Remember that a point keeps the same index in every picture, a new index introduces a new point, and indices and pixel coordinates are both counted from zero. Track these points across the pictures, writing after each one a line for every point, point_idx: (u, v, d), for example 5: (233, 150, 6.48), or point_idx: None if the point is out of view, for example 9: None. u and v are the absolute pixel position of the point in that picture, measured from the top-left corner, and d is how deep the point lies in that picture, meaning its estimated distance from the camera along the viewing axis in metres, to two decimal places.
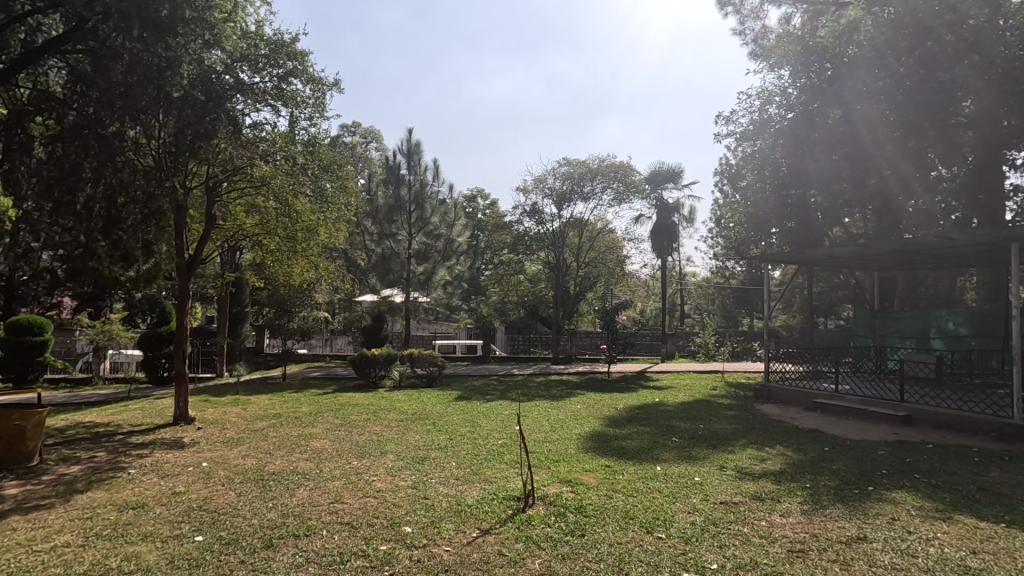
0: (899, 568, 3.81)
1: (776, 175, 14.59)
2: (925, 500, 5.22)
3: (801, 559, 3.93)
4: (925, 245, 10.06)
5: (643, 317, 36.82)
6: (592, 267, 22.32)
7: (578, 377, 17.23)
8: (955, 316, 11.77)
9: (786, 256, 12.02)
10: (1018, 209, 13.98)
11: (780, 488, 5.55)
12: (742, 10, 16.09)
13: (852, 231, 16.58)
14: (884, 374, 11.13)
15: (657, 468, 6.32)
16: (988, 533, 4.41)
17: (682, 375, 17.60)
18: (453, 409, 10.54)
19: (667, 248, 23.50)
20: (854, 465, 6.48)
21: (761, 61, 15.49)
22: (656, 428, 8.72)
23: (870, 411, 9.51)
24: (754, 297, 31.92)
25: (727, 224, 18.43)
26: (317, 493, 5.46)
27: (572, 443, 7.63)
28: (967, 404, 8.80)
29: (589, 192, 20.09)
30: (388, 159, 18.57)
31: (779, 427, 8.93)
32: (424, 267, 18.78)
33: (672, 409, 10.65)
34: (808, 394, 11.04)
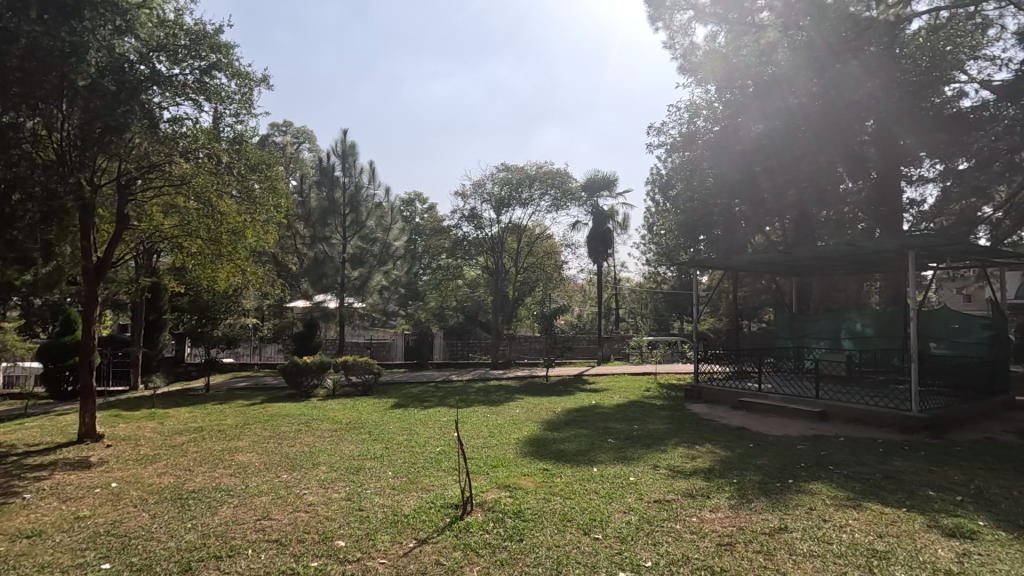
0: (816, 555, 4.04)
1: (704, 185, 15.44)
2: (838, 490, 5.59)
3: (729, 552, 4.09)
4: (835, 252, 10.81)
5: (580, 322, 37.75)
6: (529, 272, 22.55)
7: (517, 382, 17.32)
8: (863, 318, 12.72)
9: (713, 261, 12.62)
10: (914, 219, 15.41)
11: (709, 485, 5.78)
12: (671, 26, 16.78)
13: (774, 238, 17.78)
14: (802, 373, 11.88)
15: (594, 469, 6.41)
16: (891, 517, 4.79)
17: (617, 377, 18.30)
18: (390, 417, 10.27)
19: (602, 254, 24.10)
20: (776, 460, 6.86)
21: (690, 75, 16.21)
22: (594, 431, 8.86)
23: (790, 407, 10.12)
24: (684, 301, 33.40)
25: (660, 230, 19.32)
26: (242, 510, 5.14)
27: (511, 449, 7.61)
28: (873, 399, 9.57)
29: (527, 198, 20.31)
30: (321, 161, 18.00)
31: (708, 425, 9.34)
32: (358, 272, 18.08)
33: (609, 411, 10.88)
34: (735, 392, 11.59)
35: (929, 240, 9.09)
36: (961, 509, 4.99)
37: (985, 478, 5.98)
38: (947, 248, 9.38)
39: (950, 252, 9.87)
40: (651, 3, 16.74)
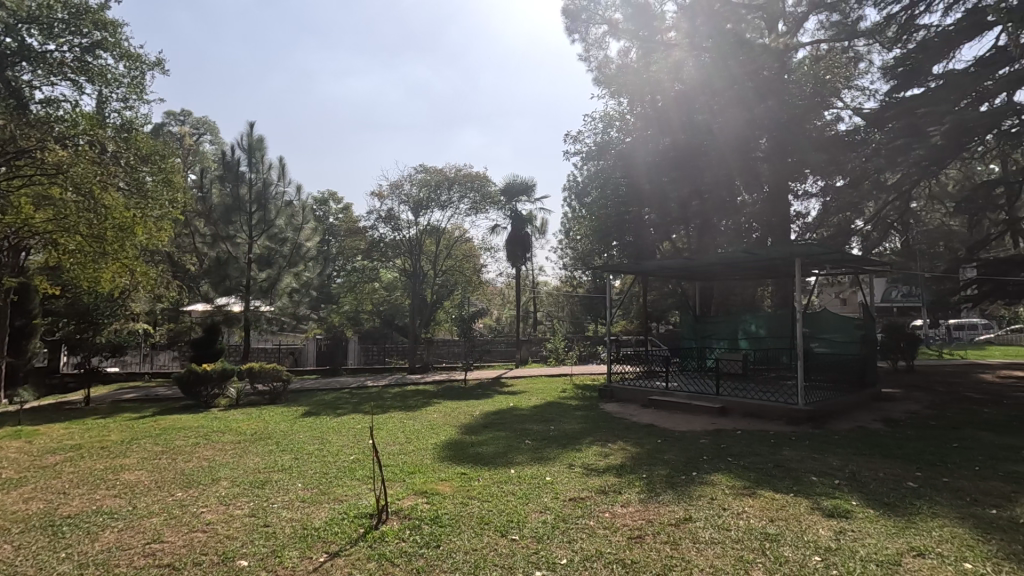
0: (717, 541, 4.31)
1: (617, 194, 16.07)
2: (736, 480, 6.00)
3: (639, 544, 4.27)
4: (733, 259, 11.59)
5: (498, 325, 38.08)
6: (448, 275, 22.38)
7: (434, 386, 17.13)
8: (757, 320, 13.80)
9: (625, 266, 13.14)
10: (800, 230, 16.98)
11: (621, 481, 6.00)
12: (586, 39, 17.40)
13: (679, 245, 18.90)
14: (704, 372, 12.68)
15: (511, 471, 6.47)
16: (782, 502, 5.21)
17: (535, 378, 18.63)
18: (300, 426, 9.77)
19: (521, 258, 24.44)
20: (681, 454, 7.27)
21: (604, 87, 16.83)
22: (511, 432, 8.95)
23: (694, 404, 10.76)
24: (598, 304, 34.68)
25: (575, 235, 19.99)
26: (128, 534, 4.66)
27: (428, 454, 7.50)
28: (766, 395, 10.42)
29: (445, 201, 20.18)
30: (225, 154, 16.85)
31: (621, 423, 9.74)
32: (266, 273, 17.10)
33: (527, 413, 11.04)
34: (645, 391, 12.14)
35: (812, 249, 10.04)
36: (839, 491, 5.53)
37: (858, 462, 6.67)
38: (828, 256, 10.41)
39: (829, 260, 10.97)
40: (567, 15, 17.26)
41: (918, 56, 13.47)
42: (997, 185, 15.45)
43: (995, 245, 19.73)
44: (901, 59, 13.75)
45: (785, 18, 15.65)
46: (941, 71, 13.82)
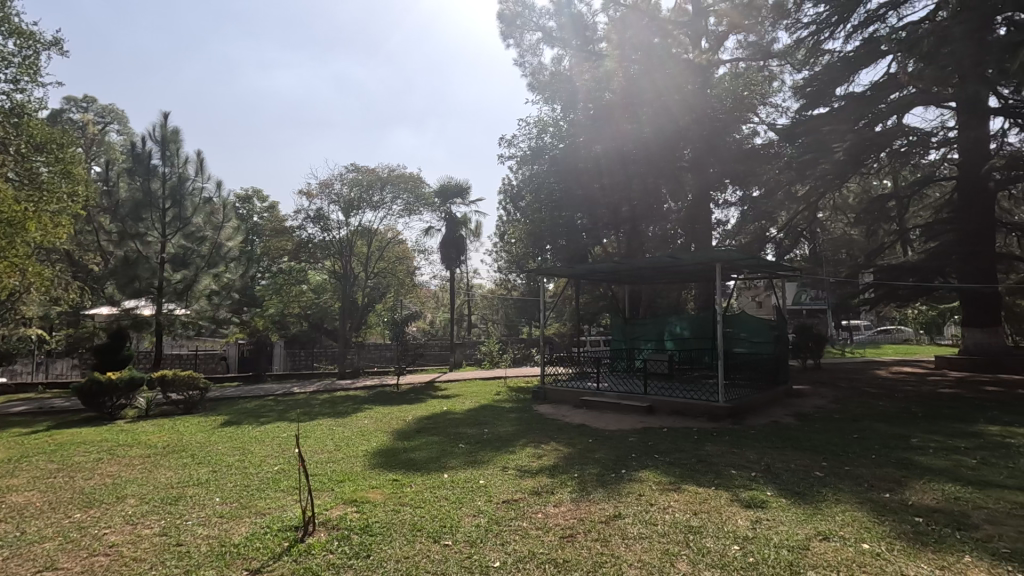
0: (644, 536, 4.45)
1: (550, 198, 16.27)
2: (662, 476, 6.24)
3: (570, 543, 4.34)
4: (659, 263, 12.06)
5: (432, 328, 37.69)
6: (380, 277, 21.88)
7: (365, 391, 16.67)
8: (681, 322, 14.43)
9: (557, 269, 13.34)
10: (720, 237, 17.93)
11: (553, 481, 6.08)
12: (521, 45, 17.61)
13: (610, 250, 19.46)
14: (633, 372, 13.10)
15: (444, 475, 6.40)
16: (704, 496, 5.46)
17: (468, 382, 18.54)
18: (219, 437, 9.20)
19: (455, 261, 24.28)
20: (611, 452, 7.46)
21: (537, 93, 17.07)
22: (445, 437, 8.85)
23: (623, 404, 11.08)
24: (532, 307, 35.11)
25: (510, 238, 20.11)
26: (14, 564, 4.18)
27: (358, 461, 7.27)
28: (690, 393, 10.91)
29: (378, 201, 19.72)
30: (134, 146, 15.63)
31: (554, 424, 9.87)
32: (181, 274, 16.03)
33: (460, 417, 10.96)
34: (577, 392, 12.40)
35: (732, 254, 10.64)
36: (755, 483, 5.87)
37: (772, 455, 7.13)
38: (745, 261, 11.07)
39: (746, 265, 11.68)
40: (502, 20, 17.40)
41: (823, 77, 14.67)
42: (889, 199, 17.06)
43: (888, 253, 21.76)
44: (809, 80, 14.94)
45: (707, 36, 16.56)
46: (843, 93, 15.12)
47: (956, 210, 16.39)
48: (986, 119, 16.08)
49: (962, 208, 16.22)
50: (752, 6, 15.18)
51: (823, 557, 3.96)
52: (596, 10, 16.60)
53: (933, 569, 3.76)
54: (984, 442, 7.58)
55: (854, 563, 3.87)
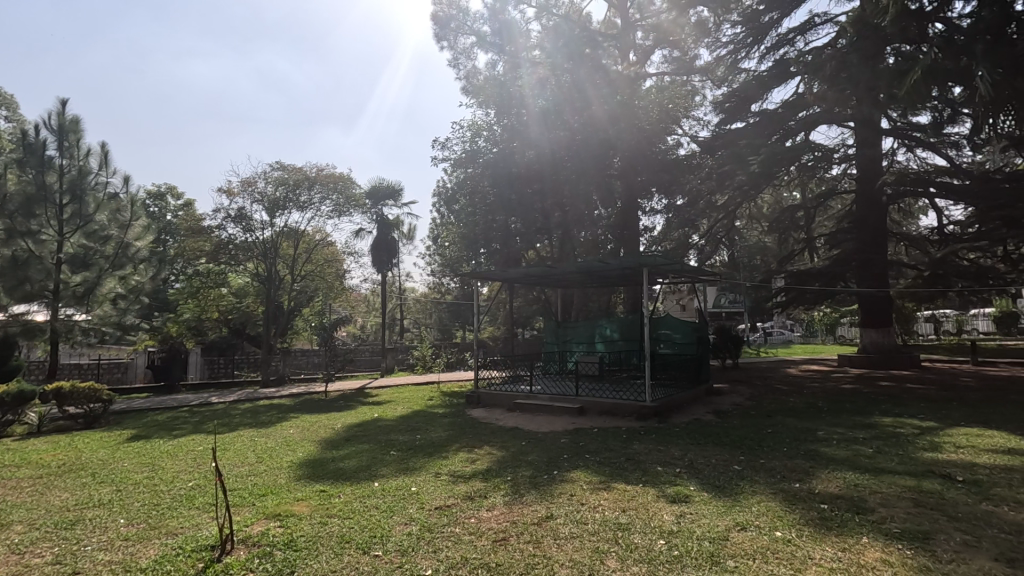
0: (575, 535, 4.53)
1: (484, 202, 16.11)
2: (592, 475, 6.39)
3: (504, 546, 4.34)
4: (589, 267, 12.34)
5: (363, 332, 36.74)
6: (307, 281, 21.02)
7: (290, 400, 15.97)
8: (611, 325, 14.85)
9: (491, 273, 13.34)
10: (648, 242, 18.64)
11: (487, 485, 6.07)
12: (455, 48, 17.55)
13: (543, 254, 19.73)
14: (564, 375, 13.34)
15: (375, 484, 6.22)
16: (631, 493, 5.64)
17: (400, 387, 18.18)
18: (125, 453, 8.48)
19: (387, 264, 23.77)
20: (543, 454, 7.55)
21: (472, 96, 17.04)
22: (375, 445, 8.62)
23: (555, 405, 11.26)
24: (466, 311, 35.05)
25: (444, 241, 19.94)
26: None
27: (282, 473, 6.93)
28: (619, 393, 11.24)
29: (305, 202, 18.97)
30: (25, 134, 14.15)
31: (487, 428, 9.86)
32: (82, 276, 14.68)
33: (391, 423, 10.72)
34: (510, 395, 12.46)
35: (658, 260, 11.08)
36: (679, 478, 6.14)
37: (694, 451, 7.47)
38: (670, 266, 11.56)
39: (671, 270, 12.21)
40: (436, 22, 17.28)
41: (741, 94, 15.66)
42: (798, 209, 18.41)
43: (797, 259, 23.48)
44: (728, 96, 15.92)
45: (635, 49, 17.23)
46: (759, 109, 16.21)
47: (854, 221, 17.92)
48: (879, 139, 17.74)
49: (860, 219, 17.78)
50: (675, 23, 15.97)
51: (741, 546, 4.18)
52: (529, 18, 16.88)
53: (835, 551, 4.07)
54: (879, 432, 8.31)
55: (768, 550, 4.11)
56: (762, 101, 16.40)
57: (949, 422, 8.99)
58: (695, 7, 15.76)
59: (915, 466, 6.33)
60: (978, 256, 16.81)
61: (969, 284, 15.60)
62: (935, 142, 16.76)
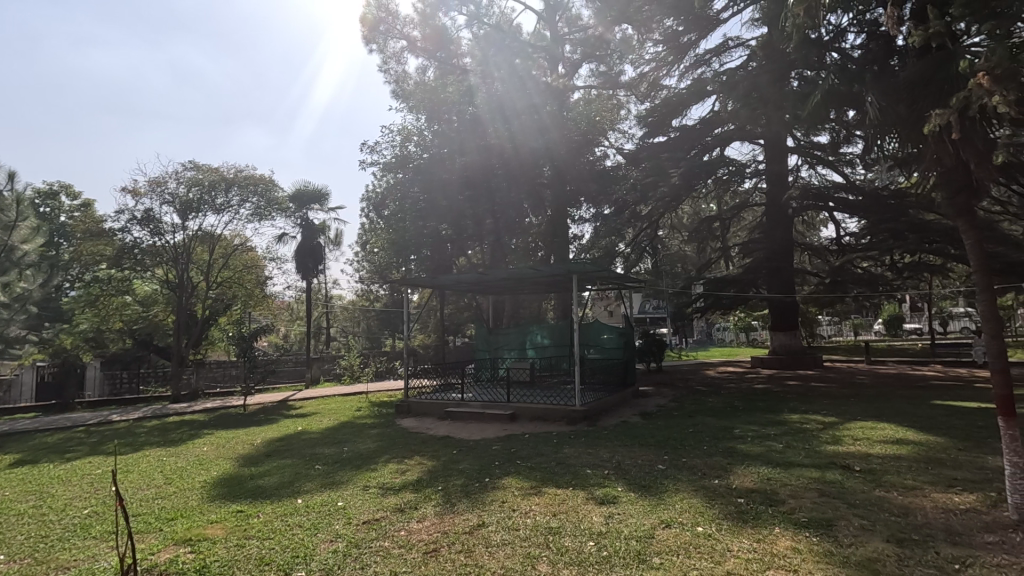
0: (507, 542, 4.52)
1: (413, 208, 15.63)
2: (524, 480, 6.42)
3: (434, 557, 4.25)
4: (520, 274, 12.40)
5: (286, 342, 35.12)
6: (224, 287, 19.87)
7: (205, 415, 14.94)
8: (542, 331, 15.02)
9: (422, 280, 13.05)
10: (576, 250, 19.10)
11: (418, 495, 5.95)
12: (385, 51, 17.24)
13: (474, 260, 19.78)
14: (496, 382, 13.35)
15: (298, 501, 5.93)
16: (562, 497, 5.71)
17: (326, 399, 17.48)
18: (5, 481, 7.56)
19: (312, 270, 22.88)
20: (475, 461, 7.52)
21: (402, 100, 16.74)
22: (299, 459, 8.23)
23: (486, 412, 11.24)
24: (396, 318, 34.44)
25: (373, 247, 19.45)
26: None
27: (195, 494, 6.45)
28: (550, 399, 11.40)
29: (222, 205, 17.92)
30: None
31: (417, 438, 9.67)
32: None
33: (316, 436, 10.29)
34: (441, 404, 12.29)
35: (587, 267, 11.36)
36: (607, 479, 6.30)
37: (621, 452, 7.70)
38: (599, 273, 11.87)
39: (599, 277, 12.56)
40: (365, 24, 16.91)
41: (662, 110, 16.46)
42: (714, 220, 19.53)
43: (714, 267, 24.89)
44: (651, 111, 16.68)
45: (564, 62, 17.75)
46: (679, 124, 17.11)
47: (765, 232, 19.20)
48: (785, 156, 19.19)
49: (769, 230, 19.09)
50: (601, 39, 16.52)
51: (666, 543, 4.33)
52: (459, 25, 16.93)
53: (751, 542, 4.32)
54: (789, 428, 8.92)
55: (691, 545, 4.28)
56: (682, 117, 17.32)
57: (847, 416, 9.82)
58: (620, 25, 16.22)
59: (819, 458, 6.85)
60: (870, 264, 18.51)
61: (863, 290, 17.12)
62: (833, 160, 18.36)
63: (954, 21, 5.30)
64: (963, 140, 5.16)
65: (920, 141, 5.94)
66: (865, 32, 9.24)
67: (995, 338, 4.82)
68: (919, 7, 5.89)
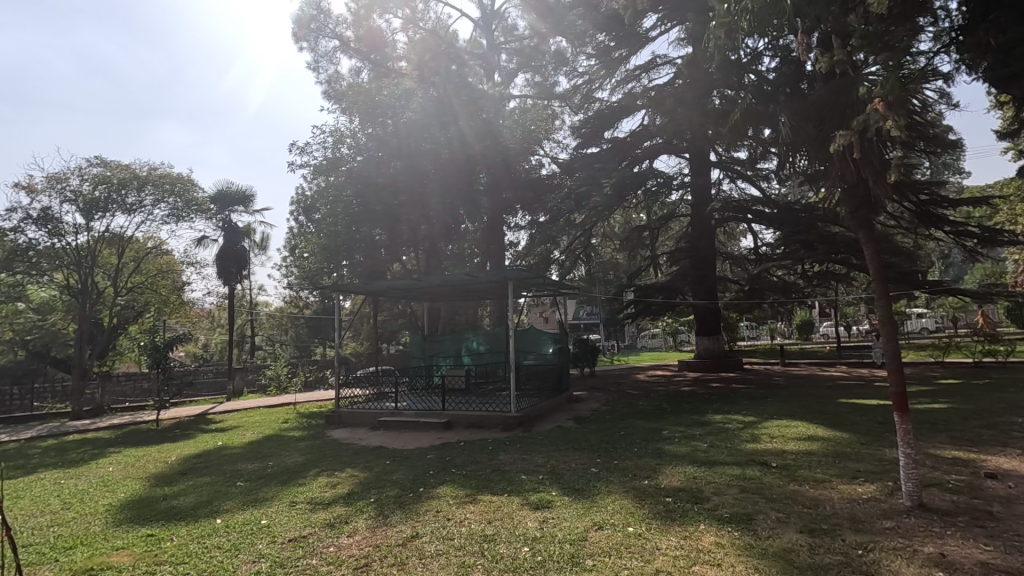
0: (441, 552, 4.43)
1: (347, 213, 15.17)
2: (459, 489, 6.34)
3: (365, 573, 4.10)
4: (456, 280, 12.28)
5: (205, 352, 33.11)
6: (134, 293, 18.44)
7: (111, 432, 13.77)
8: (478, 337, 14.96)
9: (355, 286, 12.66)
10: (512, 257, 19.24)
11: (349, 509, 5.73)
12: (315, 50, 16.71)
13: (408, 266, 19.53)
14: (431, 389, 13.18)
15: (216, 521, 5.55)
16: (497, 503, 5.69)
17: (249, 411, 16.59)
18: None
19: (235, 276, 21.71)
20: (409, 471, 7.35)
21: (334, 101, 16.26)
22: (219, 476, 7.74)
23: (420, 421, 11.05)
24: (327, 326, 33.32)
25: (302, 252, 18.72)
26: None
27: (97, 519, 5.91)
28: (485, 405, 11.37)
29: (133, 205, 16.66)
30: None
31: (347, 449, 9.36)
32: None
33: (237, 451, 9.72)
34: (374, 413, 11.97)
35: (522, 274, 11.45)
36: (542, 485, 6.34)
37: (555, 457, 7.79)
38: (534, 280, 12.00)
39: (534, 283, 12.68)
40: (295, 21, 16.35)
41: (594, 122, 16.96)
42: (644, 229, 20.28)
43: (643, 274, 25.85)
44: (584, 122, 17.13)
45: (500, 71, 17.93)
46: (611, 136, 17.66)
47: (691, 241, 20.15)
48: (708, 169, 20.26)
49: (694, 240, 20.05)
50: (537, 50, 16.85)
51: (598, 545, 4.40)
52: (394, 28, 16.73)
53: (678, 539, 4.47)
54: (713, 428, 9.35)
55: (622, 546, 4.38)
56: (614, 128, 17.90)
57: (764, 415, 10.43)
58: (555, 37, 16.63)
59: (740, 456, 7.23)
60: (784, 273, 19.83)
61: (779, 296, 18.29)
62: (751, 175, 19.56)
63: (856, 50, 5.78)
64: (864, 159, 5.64)
65: (826, 159, 6.42)
66: (779, 56, 9.93)
67: (891, 340, 5.27)
68: (824, 36, 6.38)
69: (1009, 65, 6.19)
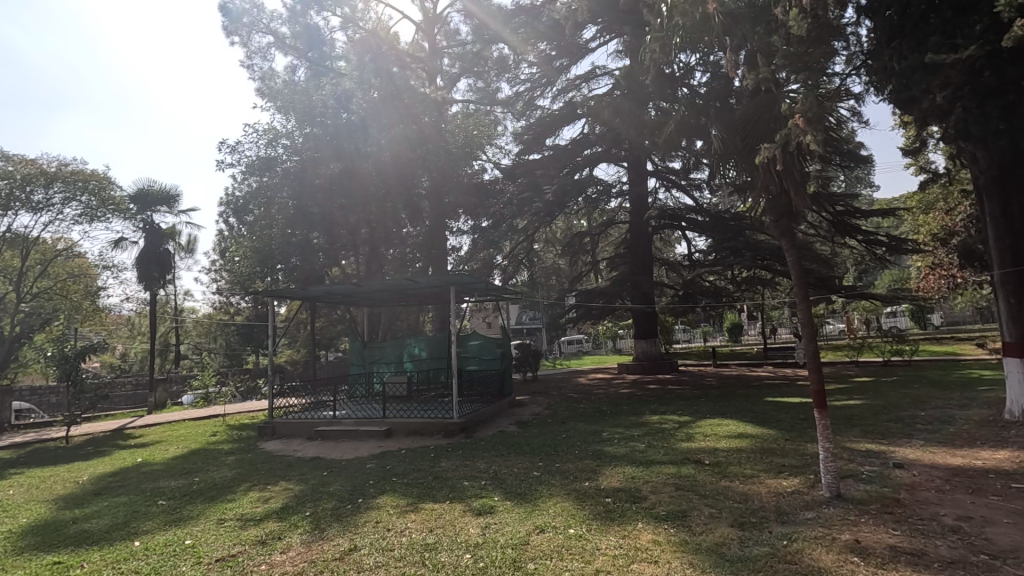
0: (379, 565, 4.31)
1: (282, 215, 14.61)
2: (400, 498, 6.20)
3: None
4: (398, 285, 11.99)
5: (124, 362, 30.88)
6: (40, 300, 16.95)
7: (12, 451, 12.56)
8: (419, 343, 14.71)
9: (291, 291, 12.19)
10: (455, 261, 19.13)
11: (282, 525, 5.47)
12: (248, 45, 16.02)
13: (348, 270, 19.03)
14: (371, 397, 12.87)
15: (135, 544, 5.17)
16: (439, 511, 5.60)
17: (174, 424, 15.60)
18: None
19: (158, 280, 20.34)
20: (346, 483, 7.12)
21: (268, 99, 15.62)
22: (138, 495, 7.21)
23: (359, 430, 10.75)
24: (260, 333, 31.88)
25: (233, 256, 17.84)
26: None
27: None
28: (427, 412, 11.19)
29: (41, 203, 15.35)
30: None
31: (281, 462, 8.96)
32: None
33: (160, 468, 9.10)
34: (311, 423, 11.54)
35: (464, 279, 11.38)
36: (484, 490, 6.31)
37: (498, 462, 7.78)
38: (477, 285, 11.96)
39: (476, 288, 12.63)
40: (225, 13, 15.59)
41: (536, 129, 17.16)
42: (585, 235, 20.70)
43: (584, 279, 26.40)
44: (526, 129, 17.31)
45: (442, 74, 17.84)
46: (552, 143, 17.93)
47: (629, 247, 20.75)
48: (645, 178, 20.95)
49: (632, 246, 20.67)
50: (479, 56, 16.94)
51: (539, 548, 4.42)
52: (332, 27, 16.29)
53: (617, 538, 4.57)
54: (650, 428, 9.63)
55: (563, 548, 4.42)
56: (556, 136, 18.17)
57: (698, 415, 10.86)
58: (496, 44, 16.75)
59: (675, 454, 7.51)
60: (715, 278, 20.77)
61: (711, 300, 19.13)
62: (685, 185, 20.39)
63: (778, 69, 6.17)
64: (785, 171, 6.00)
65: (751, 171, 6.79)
66: (709, 72, 10.41)
67: (811, 342, 5.61)
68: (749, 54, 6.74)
69: (911, 89, 6.75)
